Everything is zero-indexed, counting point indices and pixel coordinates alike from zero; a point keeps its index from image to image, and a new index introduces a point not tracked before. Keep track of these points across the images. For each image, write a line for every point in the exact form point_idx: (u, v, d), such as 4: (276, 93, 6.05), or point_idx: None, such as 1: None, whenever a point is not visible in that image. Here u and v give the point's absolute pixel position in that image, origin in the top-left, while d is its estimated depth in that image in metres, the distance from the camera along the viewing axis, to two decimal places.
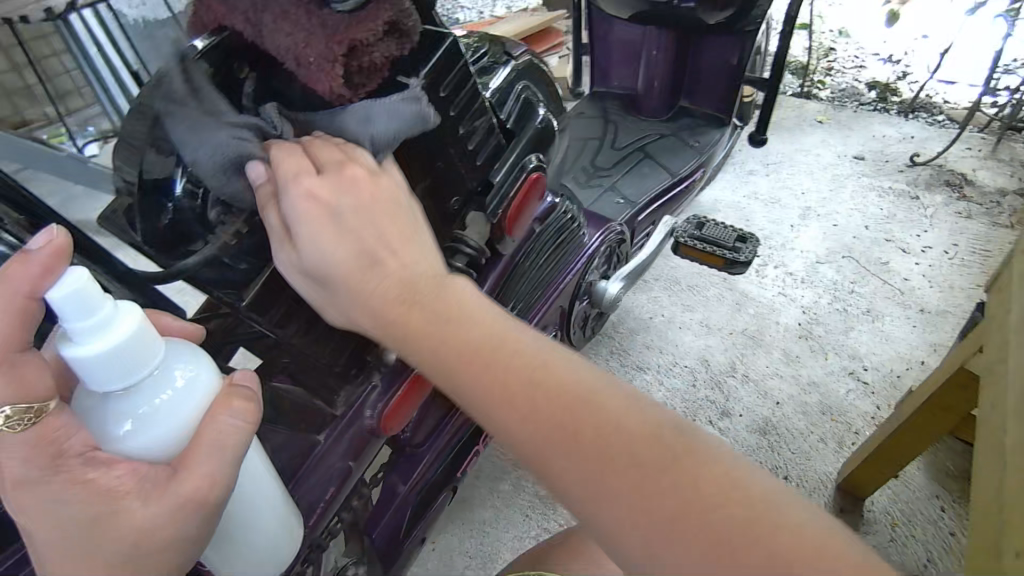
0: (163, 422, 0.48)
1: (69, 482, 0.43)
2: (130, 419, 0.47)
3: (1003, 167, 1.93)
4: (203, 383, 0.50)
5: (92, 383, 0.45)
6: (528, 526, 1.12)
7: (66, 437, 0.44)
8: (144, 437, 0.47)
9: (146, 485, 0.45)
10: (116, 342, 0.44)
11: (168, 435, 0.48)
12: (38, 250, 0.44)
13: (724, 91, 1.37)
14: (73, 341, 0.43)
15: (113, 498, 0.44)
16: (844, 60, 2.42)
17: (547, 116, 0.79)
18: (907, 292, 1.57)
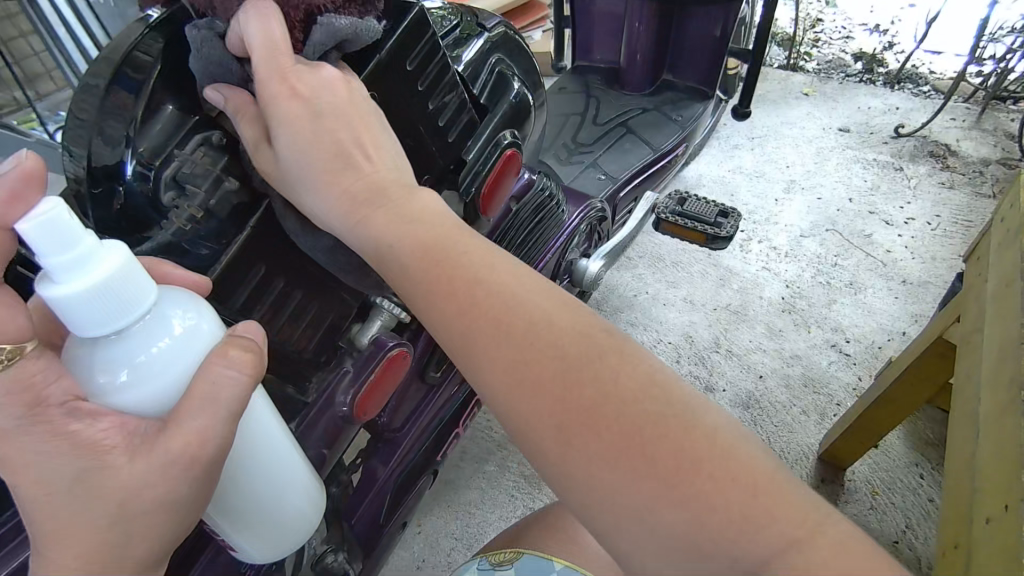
0: (158, 374, 0.43)
1: (50, 432, 0.38)
2: (128, 369, 0.42)
3: (987, 138, 1.93)
4: (201, 333, 0.45)
5: (79, 326, 0.40)
6: (514, 504, 1.13)
7: (47, 383, 0.39)
8: (141, 389, 0.43)
9: (135, 440, 0.41)
10: (102, 278, 0.39)
11: (165, 389, 0.44)
12: (5, 174, 0.36)
13: (707, 63, 1.35)
14: (54, 280, 0.38)
15: (96, 451, 0.39)
16: (830, 31, 2.39)
17: (521, 90, 0.77)
18: (890, 264, 1.58)
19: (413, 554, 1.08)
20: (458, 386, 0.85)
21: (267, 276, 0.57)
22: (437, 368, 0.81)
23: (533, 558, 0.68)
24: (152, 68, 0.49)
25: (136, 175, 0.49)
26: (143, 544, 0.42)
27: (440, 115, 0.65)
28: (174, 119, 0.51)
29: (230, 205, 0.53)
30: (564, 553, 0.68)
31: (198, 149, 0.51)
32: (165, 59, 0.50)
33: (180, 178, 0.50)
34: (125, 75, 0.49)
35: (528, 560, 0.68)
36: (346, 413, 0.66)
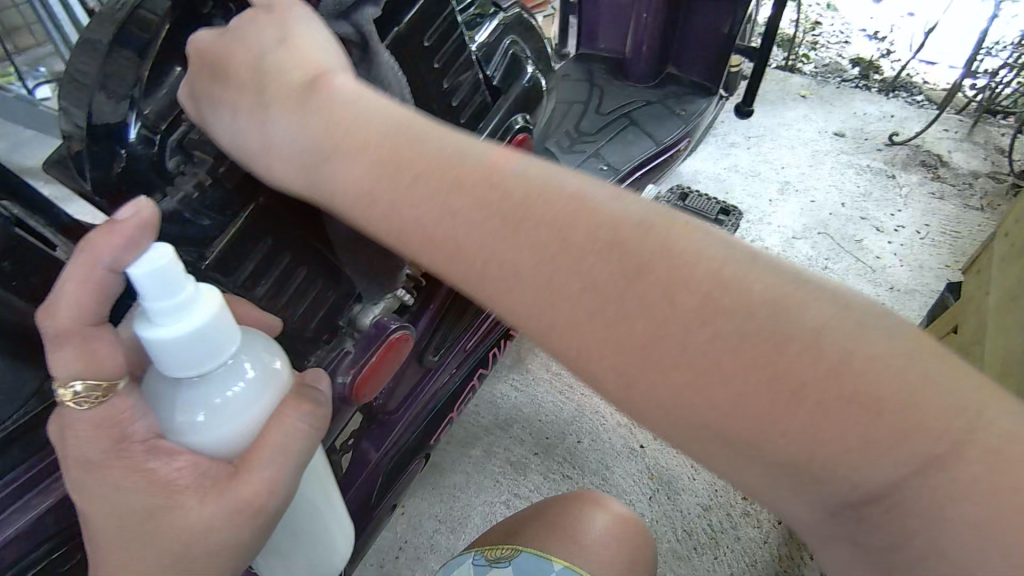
0: (234, 419, 0.43)
1: (131, 468, 0.39)
2: (205, 410, 0.41)
3: (976, 150, 1.95)
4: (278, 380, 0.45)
5: (168, 368, 0.39)
6: (498, 490, 1.13)
7: (131, 420, 0.40)
8: (215, 432, 0.42)
9: (205, 481, 0.41)
10: (198, 324, 0.38)
11: (238, 435, 0.43)
12: (125, 220, 0.38)
13: (714, 60, 1.34)
14: (153, 322, 0.38)
15: (168, 491, 0.40)
16: (829, 34, 2.40)
17: (535, 75, 0.75)
18: (879, 270, 1.60)
19: (396, 538, 1.07)
20: (454, 371, 0.84)
21: (273, 249, 0.55)
22: (434, 352, 0.79)
23: (531, 556, 0.70)
24: (160, 26, 0.46)
25: (141, 139, 0.46)
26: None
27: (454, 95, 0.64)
28: (181, 82, 0.49)
29: (238, 175, 0.51)
30: (563, 554, 0.71)
31: None
32: (174, 15, 0.46)
33: (187, 144, 0.49)
34: (130, 33, 0.45)
35: (524, 556, 0.70)
36: (344, 392, 0.64)
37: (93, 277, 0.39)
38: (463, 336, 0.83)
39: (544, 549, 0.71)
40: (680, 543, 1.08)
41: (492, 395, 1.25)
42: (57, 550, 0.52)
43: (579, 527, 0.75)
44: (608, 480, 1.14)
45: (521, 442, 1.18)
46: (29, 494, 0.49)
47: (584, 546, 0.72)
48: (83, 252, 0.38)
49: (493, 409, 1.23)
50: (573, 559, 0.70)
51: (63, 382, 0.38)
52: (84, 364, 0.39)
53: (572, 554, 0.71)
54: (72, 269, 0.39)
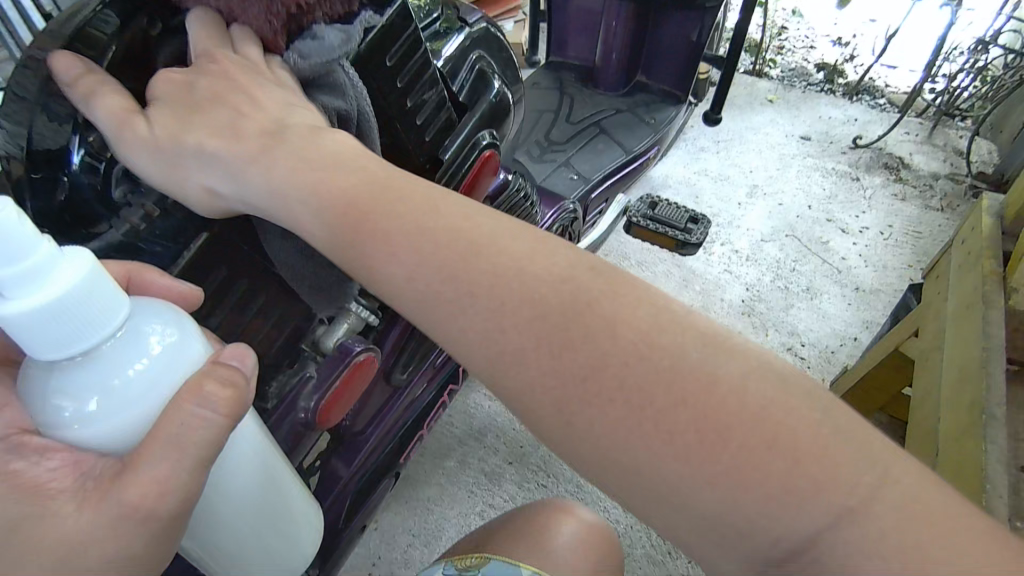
0: (130, 399, 0.41)
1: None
2: (97, 394, 0.40)
3: (937, 153, 2.01)
4: (183, 356, 0.44)
5: (31, 345, 0.38)
6: (473, 502, 1.12)
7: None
8: (109, 417, 0.41)
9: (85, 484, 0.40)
10: (56, 295, 0.36)
11: (136, 419, 0.42)
12: None
13: (680, 68, 1.35)
14: (5, 296, 0.36)
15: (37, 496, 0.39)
16: (794, 40, 2.44)
17: (502, 91, 0.73)
18: (845, 271, 1.63)
19: (369, 554, 1.06)
20: (426, 388, 0.83)
21: (230, 277, 0.55)
22: (403, 370, 0.78)
23: (500, 564, 0.70)
24: (108, 46, 0.46)
25: (85, 166, 0.46)
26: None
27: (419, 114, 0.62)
28: None
29: (189, 204, 0.50)
30: (532, 560, 0.71)
31: None
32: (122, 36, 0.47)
33: (131, 173, 0.48)
34: (76, 51, 0.45)
35: (494, 564, 0.70)
36: (308, 419, 0.63)
37: None
38: (432, 354, 0.82)
39: (512, 555, 0.71)
40: (655, 548, 1.08)
41: (466, 404, 1.24)
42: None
43: (548, 533, 0.75)
44: (583, 489, 1.14)
45: (495, 451, 1.18)
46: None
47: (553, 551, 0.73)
48: None
49: (467, 420, 1.22)
50: (543, 565, 0.70)
51: None
52: None
53: (539, 560, 0.71)
54: None
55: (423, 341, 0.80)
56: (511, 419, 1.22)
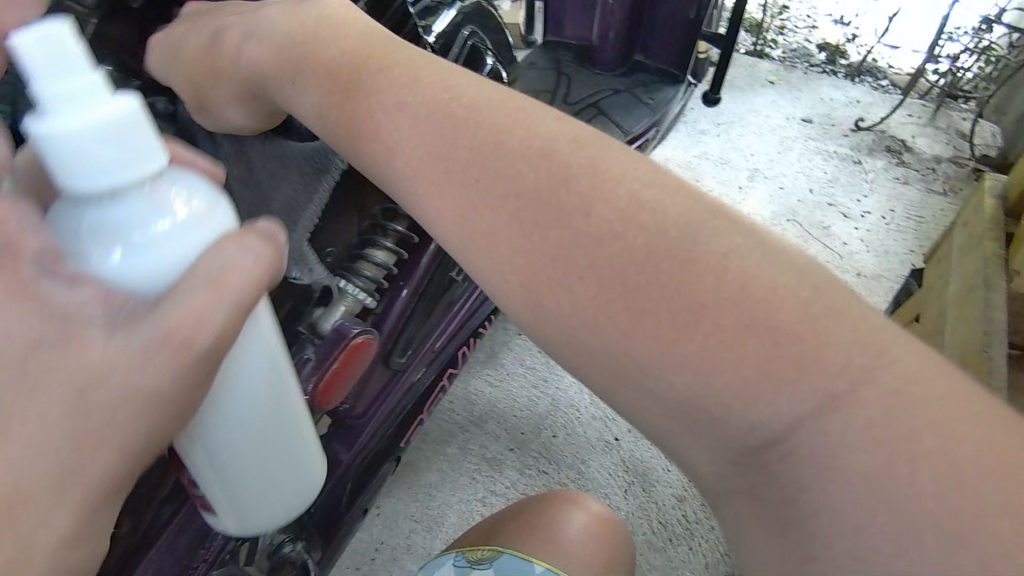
0: (158, 252, 0.38)
1: None
2: (121, 243, 0.37)
3: (939, 134, 1.99)
4: (216, 223, 0.40)
5: (61, 171, 0.35)
6: (474, 487, 1.12)
7: None
8: (131, 268, 0.37)
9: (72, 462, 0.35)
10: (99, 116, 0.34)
11: (163, 274, 0.38)
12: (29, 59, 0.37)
13: (680, 46, 1.33)
14: (45, 114, 0.34)
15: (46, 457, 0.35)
16: (796, 19, 2.40)
17: (495, 67, 0.73)
18: (846, 256, 1.61)
19: (371, 538, 1.06)
20: (425, 371, 0.83)
21: None
22: (400, 354, 0.78)
23: (510, 556, 0.70)
24: None
25: None
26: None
27: None
28: None
29: None
30: (544, 555, 0.71)
31: None
32: None
33: None
34: None
35: (506, 558, 0.70)
36: (306, 401, 0.62)
37: None
38: (430, 337, 0.82)
39: (526, 551, 0.71)
40: (654, 533, 1.09)
41: (466, 390, 1.24)
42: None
43: (558, 526, 0.75)
44: (583, 476, 1.13)
45: (496, 437, 1.18)
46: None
47: (567, 546, 0.73)
48: None
49: (467, 405, 1.21)
50: (553, 559, 0.71)
51: None
52: None
53: (551, 556, 0.71)
54: None
55: (419, 324, 0.80)
56: (511, 404, 1.22)
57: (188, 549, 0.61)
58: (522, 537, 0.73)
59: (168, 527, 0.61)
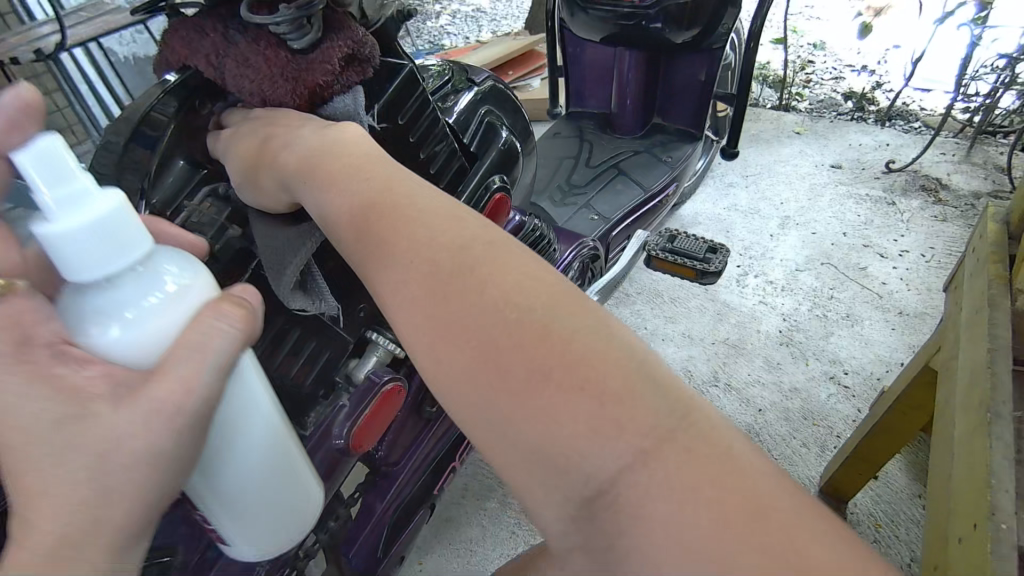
0: (151, 327, 0.41)
1: (30, 375, 0.36)
2: (118, 322, 0.41)
3: (977, 171, 1.97)
4: (199, 290, 0.44)
5: (69, 269, 0.39)
6: (514, 541, 1.13)
7: (38, 323, 0.39)
8: (130, 338, 0.41)
9: (119, 389, 0.38)
10: (101, 213, 0.38)
11: (155, 344, 0.41)
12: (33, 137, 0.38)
13: (695, 107, 1.41)
14: (48, 219, 0.38)
15: (79, 398, 0.37)
16: (821, 72, 2.48)
17: (509, 138, 0.82)
18: (886, 296, 1.58)
19: None
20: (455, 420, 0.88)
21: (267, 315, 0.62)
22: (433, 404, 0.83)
23: None
24: (166, 125, 0.54)
25: None
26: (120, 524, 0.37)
27: (432, 162, 0.70)
28: (184, 173, 0.56)
29: (232, 251, 0.57)
30: None
31: (204, 200, 0.56)
32: (178, 118, 0.55)
33: (188, 227, 0.55)
34: (142, 133, 0.53)
35: None
36: (343, 445, 0.68)
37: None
38: None
39: None
40: None
41: None
42: None
43: None
44: None
45: None
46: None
47: None
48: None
49: None
50: None
51: None
52: None
53: None
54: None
55: None
56: None
57: None
58: None
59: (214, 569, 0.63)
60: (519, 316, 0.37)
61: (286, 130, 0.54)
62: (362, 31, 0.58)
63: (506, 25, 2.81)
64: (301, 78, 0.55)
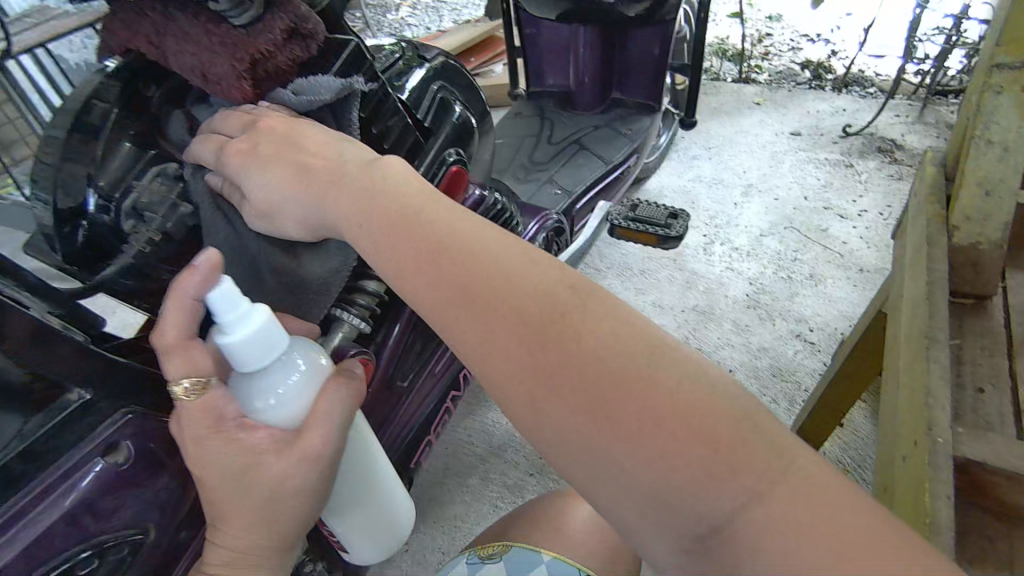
0: (294, 400, 0.55)
1: (224, 441, 0.51)
2: (272, 397, 0.54)
3: (930, 130, 2.03)
4: (321, 367, 0.57)
5: (240, 364, 0.52)
6: (498, 514, 1.16)
7: (224, 405, 0.52)
8: (280, 410, 0.54)
9: (280, 443, 0.53)
10: (256, 330, 0.51)
11: (296, 411, 0.55)
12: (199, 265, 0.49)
13: (652, 80, 1.43)
14: (225, 333, 0.50)
15: (254, 454, 0.51)
16: (778, 44, 2.52)
17: (463, 113, 0.83)
18: (847, 255, 1.63)
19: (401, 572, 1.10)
20: (428, 394, 0.91)
21: None
22: (403, 377, 0.84)
23: (521, 550, 0.69)
24: (108, 110, 0.55)
25: (98, 207, 0.55)
26: (286, 521, 0.55)
27: (384, 137, 0.70)
28: (131, 155, 0.56)
29: (186, 227, 0.58)
30: (551, 547, 0.69)
31: (153, 180, 0.57)
32: (120, 101, 0.56)
33: (138, 207, 0.56)
34: (83, 121, 0.54)
35: (516, 551, 0.68)
36: None
37: (183, 307, 0.50)
38: (431, 362, 0.88)
39: (532, 541, 0.70)
40: None
41: (485, 423, 1.29)
42: (80, 555, 0.51)
43: (562, 520, 0.73)
44: None
45: (517, 464, 1.22)
46: (33, 509, 0.48)
47: (571, 536, 0.71)
48: (172, 294, 0.49)
49: (486, 438, 1.27)
50: (562, 550, 0.69)
51: (173, 383, 0.50)
52: (187, 369, 0.51)
53: (558, 546, 0.69)
54: (167, 305, 0.50)
55: (419, 352, 0.86)
56: None
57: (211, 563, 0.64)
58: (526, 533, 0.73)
59: (191, 546, 0.62)
60: (502, 291, 0.44)
61: (259, 138, 0.55)
62: (304, 7, 0.58)
63: (467, 13, 2.80)
64: (241, 46, 0.54)
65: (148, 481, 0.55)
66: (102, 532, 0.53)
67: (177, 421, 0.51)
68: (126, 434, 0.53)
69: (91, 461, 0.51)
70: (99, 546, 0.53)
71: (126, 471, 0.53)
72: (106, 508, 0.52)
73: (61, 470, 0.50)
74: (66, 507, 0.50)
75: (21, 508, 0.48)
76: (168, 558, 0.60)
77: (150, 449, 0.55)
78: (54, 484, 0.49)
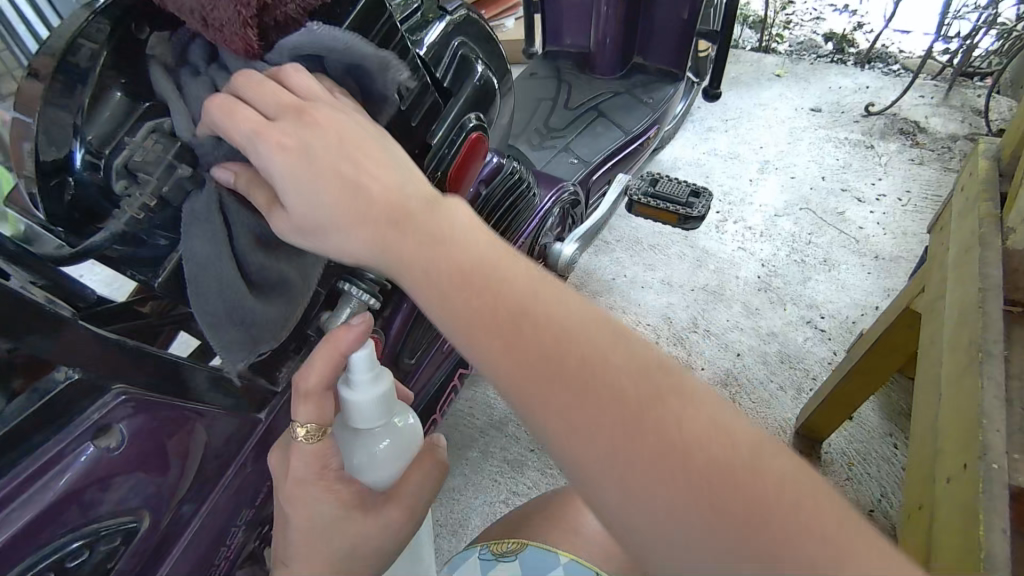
0: (388, 464, 0.57)
1: (325, 490, 0.52)
2: (369, 456, 0.56)
3: (955, 114, 1.95)
4: (416, 436, 0.59)
5: (355, 419, 0.54)
6: (497, 491, 1.14)
7: (332, 456, 0.53)
8: (374, 471, 0.57)
9: (368, 503, 0.54)
10: (386, 390, 0.54)
11: (385, 475, 0.57)
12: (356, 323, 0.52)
13: (677, 45, 1.35)
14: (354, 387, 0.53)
15: (349, 509, 0.53)
16: (801, 13, 2.41)
17: (486, 74, 0.76)
18: (863, 240, 1.58)
19: None
20: (433, 373, 0.87)
21: None
22: (411, 355, 0.81)
23: (536, 549, 0.67)
24: (98, 55, 0.46)
25: (87, 165, 0.48)
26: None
27: (404, 99, 0.64)
28: (124, 106, 0.49)
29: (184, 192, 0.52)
30: (563, 544, 0.67)
31: (149, 136, 0.50)
32: (112, 44, 0.47)
33: (131, 167, 0.49)
34: (68, 63, 0.45)
35: (532, 551, 0.66)
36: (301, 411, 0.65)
37: (331, 356, 0.51)
38: (439, 340, 0.84)
39: (544, 539, 0.67)
40: None
41: (486, 396, 1.27)
42: (69, 544, 0.49)
43: (572, 514, 0.70)
44: None
45: (518, 439, 1.20)
46: (19, 498, 0.46)
47: (582, 533, 0.68)
48: (326, 341, 0.51)
49: (487, 411, 1.24)
50: (576, 548, 0.66)
51: (297, 422, 0.51)
52: (315, 413, 0.51)
53: (571, 544, 0.66)
54: (317, 350, 0.51)
55: (428, 328, 0.81)
56: None
57: (210, 543, 0.62)
58: (535, 525, 0.70)
59: (191, 525, 0.60)
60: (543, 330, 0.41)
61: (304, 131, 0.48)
62: None
63: None
64: None
65: (143, 466, 0.53)
66: (93, 518, 0.50)
67: (284, 460, 0.54)
68: (118, 418, 0.50)
69: (81, 447, 0.48)
70: (90, 535, 0.50)
71: (116, 456, 0.50)
72: (99, 494, 0.50)
73: (45, 460, 0.46)
74: (53, 496, 0.47)
75: (7, 496, 0.45)
76: (167, 535, 0.58)
77: (145, 433, 0.52)
78: (44, 469, 0.47)
